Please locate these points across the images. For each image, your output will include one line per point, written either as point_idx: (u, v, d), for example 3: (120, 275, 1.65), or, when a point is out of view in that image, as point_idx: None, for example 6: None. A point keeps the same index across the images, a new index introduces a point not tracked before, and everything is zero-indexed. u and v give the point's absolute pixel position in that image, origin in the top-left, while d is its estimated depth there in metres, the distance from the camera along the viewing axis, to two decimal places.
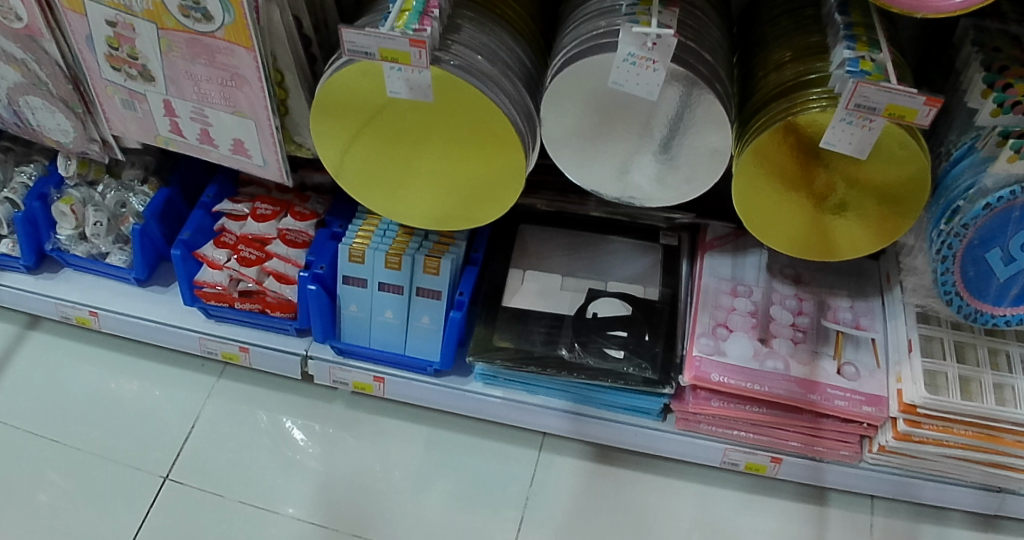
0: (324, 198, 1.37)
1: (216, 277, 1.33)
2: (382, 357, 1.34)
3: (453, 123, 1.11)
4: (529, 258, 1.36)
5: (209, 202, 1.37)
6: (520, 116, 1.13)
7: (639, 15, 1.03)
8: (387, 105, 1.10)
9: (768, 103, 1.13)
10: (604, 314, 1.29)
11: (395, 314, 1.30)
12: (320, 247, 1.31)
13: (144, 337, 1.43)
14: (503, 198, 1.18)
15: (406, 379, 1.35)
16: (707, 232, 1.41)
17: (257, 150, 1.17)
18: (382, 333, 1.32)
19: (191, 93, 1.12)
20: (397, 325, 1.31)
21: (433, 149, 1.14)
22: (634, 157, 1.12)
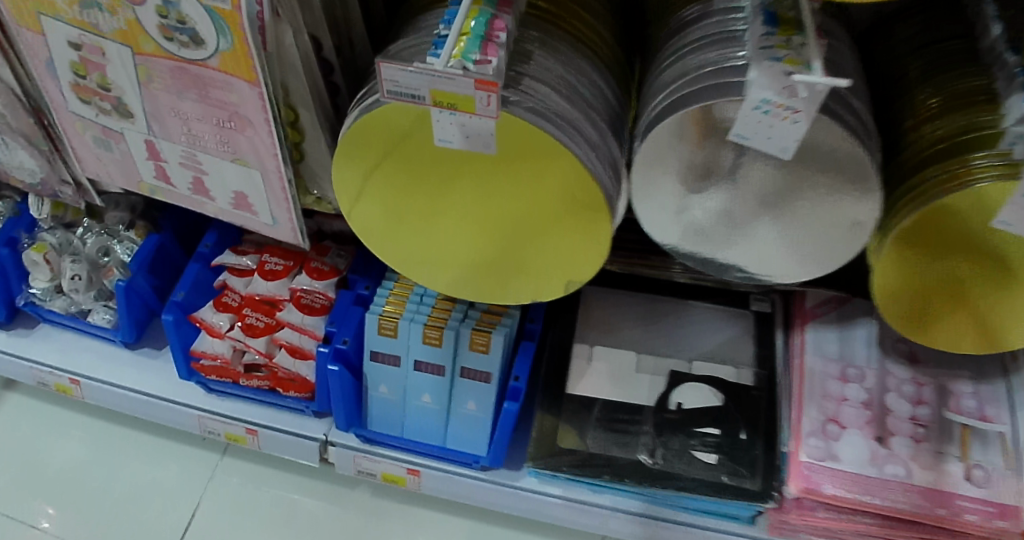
0: (347, 250, 1.14)
1: (217, 347, 1.12)
2: (419, 445, 1.11)
3: (515, 172, 0.83)
4: (596, 330, 1.12)
5: (208, 254, 1.17)
6: (606, 170, 0.84)
7: (779, 49, 0.75)
8: (426, 151, 0.84)
9: (924, 165, 0.87)
10: (690, 405, 1.05)
11: (433, 398, 1.06)
12: (343, 314, 1.07)
13: (131, 409, 1.22)
14: (570, 265, 0.91)
15: (444, 471, 1.12)
16: (805, 299, 1.17)
17: (264, 205, 0.93)
18: (418, 417, 1.09)
19: (179, 134, 0.88)
20: (436, 411, 1.07)
21: (483, 206, 0.87)
22: (754, 236, 0.87)
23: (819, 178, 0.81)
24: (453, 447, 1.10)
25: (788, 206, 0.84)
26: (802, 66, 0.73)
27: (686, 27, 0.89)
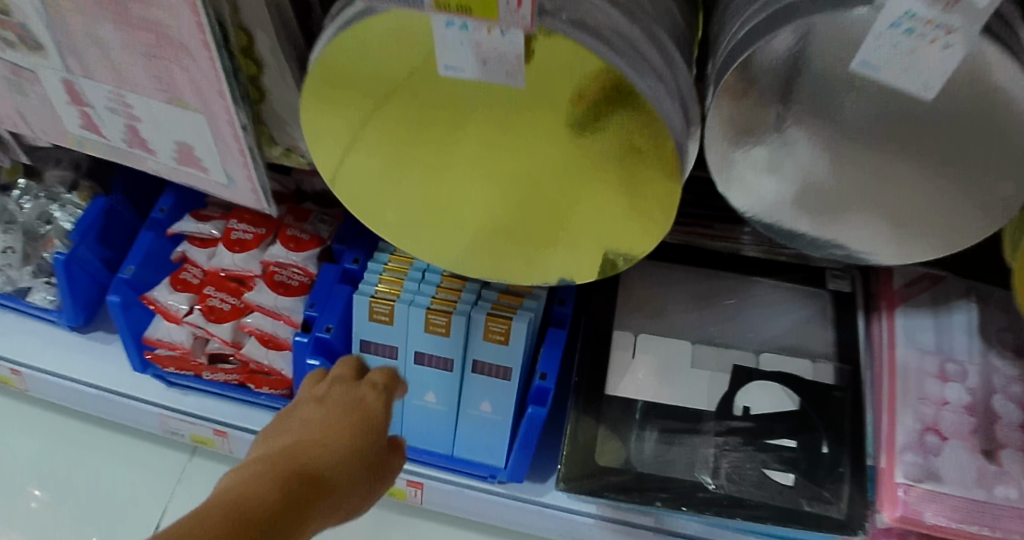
0: (334, 215, 0.94)
1: (174, 336, 0.91)
2: (422, 454, 0.91)
3: (553, 111, 0.60)
4: (639, 314, 0.90)
5: (164, 221, 0.95)
6: (676, 106, 0.60)
7: None
8: (433, 81, 0.61)
9: None
10: (759, 411, 0.85)
11: (439, 398, 0.86)
12: (326, 293, 0.86)
13: (75, 403, 1.05)
14: (626, 233, 0.67)
15: (452, 481, 0.92)
16: (892, 279, 0.94)
17: (215, 161, 0.73)
18: (421, 421, 0.88)
19: (101, 69, 0.69)
20: (444, 414, 0.87)
21: (507, 161, 0.64)
22: (856, 212, 0.59)
23: (938, 138, 0.53)
24: (466, 457, 0.90)
25: (887, 173, 0.56)
26: None
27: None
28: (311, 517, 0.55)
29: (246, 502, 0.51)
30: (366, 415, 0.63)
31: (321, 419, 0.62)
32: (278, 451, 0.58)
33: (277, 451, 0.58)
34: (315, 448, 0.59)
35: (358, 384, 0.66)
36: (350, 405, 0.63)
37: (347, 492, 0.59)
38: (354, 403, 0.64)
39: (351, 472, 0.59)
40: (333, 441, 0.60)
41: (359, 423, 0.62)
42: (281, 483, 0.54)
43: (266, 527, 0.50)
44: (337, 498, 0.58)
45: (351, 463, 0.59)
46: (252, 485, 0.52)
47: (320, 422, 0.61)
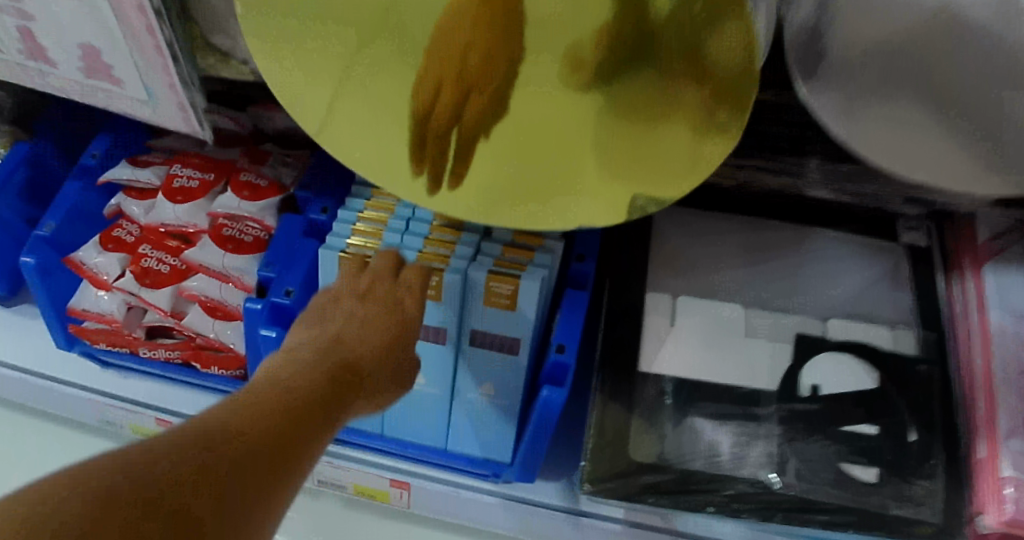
0: (299, 159, 0.77)
1: (105, 304, 0.74)
2: (410, 448, 0.74)
3: (589, 48, 0.47)
4: (677, 274, 0.73)
5: (95, 166, 0.78)
6: None
7: None
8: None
9: None
10: (830, 389, 0.68)
11: (427, 380, 0.69)
12: (287, 249, 0.69)
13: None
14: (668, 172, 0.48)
15: (447, 480, 0.75)
16: (977, 231, 0.75)
17: (129, 67, 0.56)
18: (406, 407, 0.71)
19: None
20: (435, 400, 0.70)
21: (527, 99, 0.50)
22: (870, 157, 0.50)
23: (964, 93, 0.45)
24: (463, 450, 0.73)
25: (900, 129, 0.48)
26: None
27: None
28: (350, 408, 0.53)
29: (300, 392, 0.48)
30: (404, 314, 0.58)
31: (356, 314, 0.57)
32: (318, 345, 0.54)
33: (314, 345, 0.54)
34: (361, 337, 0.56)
35: (396, 267, 0.59)
36: (388, 298, 0.58)
37: (381, 387, 0.56)
38: (392, 299, 0.58)
39: (383, 372, 0.56)
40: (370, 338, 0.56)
41: (396, 322, 0.58)
42: (331, 380, 0.51)
43: (318, 420, 0.48)
44: (366, 396, 0.54)
45: (386, 366, 0.56)
46: (299, 378, 0.49)
47: (359, 320, 0.57)
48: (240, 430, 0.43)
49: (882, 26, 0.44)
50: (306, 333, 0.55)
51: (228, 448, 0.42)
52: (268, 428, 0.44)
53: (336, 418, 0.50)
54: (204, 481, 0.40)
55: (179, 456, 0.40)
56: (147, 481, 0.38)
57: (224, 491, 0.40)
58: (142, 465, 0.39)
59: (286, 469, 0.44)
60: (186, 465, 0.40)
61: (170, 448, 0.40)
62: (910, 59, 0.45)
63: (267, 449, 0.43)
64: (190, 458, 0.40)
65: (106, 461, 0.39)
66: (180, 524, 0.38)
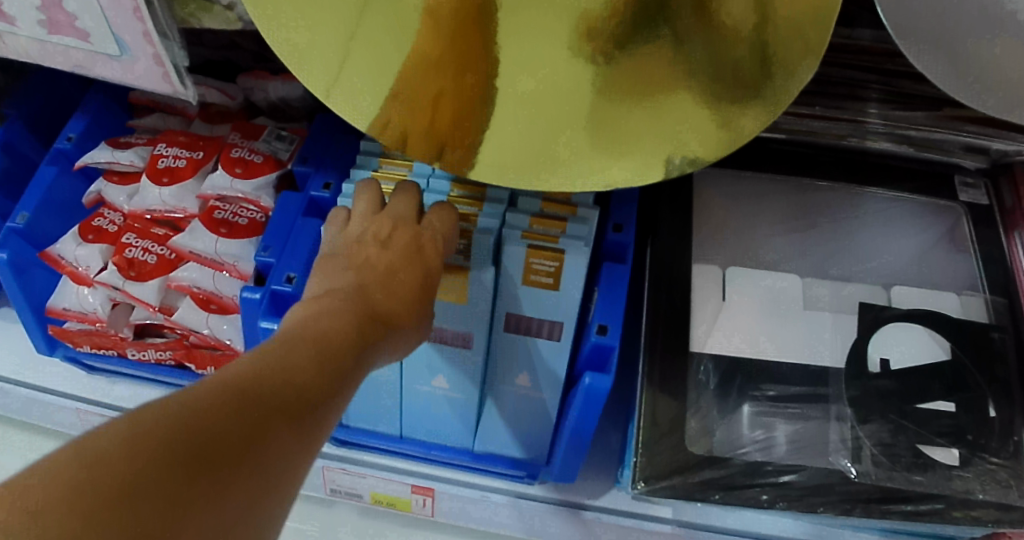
0: (295, 131, 0.69)
1: (85, 301, 0.66)
2: (434, 450, 0.67)
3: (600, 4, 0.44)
4: (722, 244, 0.67)
5: (71, 151, 0.70)
6: None
7: None
8: None
9: None
10: (901, 363, 0.61)
11: (452, 383, 0.62)
12: (287, 229, 0.61)
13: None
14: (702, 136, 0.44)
15: (474, 481, 0.68)
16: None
17: (96, 14, 0.49)
18: (428, 410, 0.64)
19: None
20: (464, 402, 0.63)
21: (531, 75, 0.46)
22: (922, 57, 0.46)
23: None
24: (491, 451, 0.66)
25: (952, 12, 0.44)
26: None
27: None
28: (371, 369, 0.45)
29: (319, 352, 0.41)
30: (428, 259, 0.51)
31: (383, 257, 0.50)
32: (343, 290, 0.48)
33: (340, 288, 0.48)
34: (386, 293, 0.48)
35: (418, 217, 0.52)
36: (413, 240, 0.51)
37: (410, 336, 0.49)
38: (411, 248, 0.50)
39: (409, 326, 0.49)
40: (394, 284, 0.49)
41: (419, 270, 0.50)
42: (362, 326, 0.45)
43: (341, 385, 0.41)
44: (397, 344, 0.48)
45: (416, 317, 0.49)
46: (334, 323, 0.44)
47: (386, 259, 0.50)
48: (269, 383, 0.37)
49: None
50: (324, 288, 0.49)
51: (266, 402, 0.36)
52: (302, 377, 0.39)
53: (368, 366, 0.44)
54: (239, 434, 0.34)
55: (214, 411, 0.34)
56: (185, 440, 0.33)
57: (262, 450, 0.35)
58: (176, 421, 0.33)
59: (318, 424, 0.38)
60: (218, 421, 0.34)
61: (203, 403, 0.34)
62: None
63: (297, 399, 0.38)
64: (226, 414, 0.34)
65: (128, 424, 0.33)
66: (222, 483, 0.33)
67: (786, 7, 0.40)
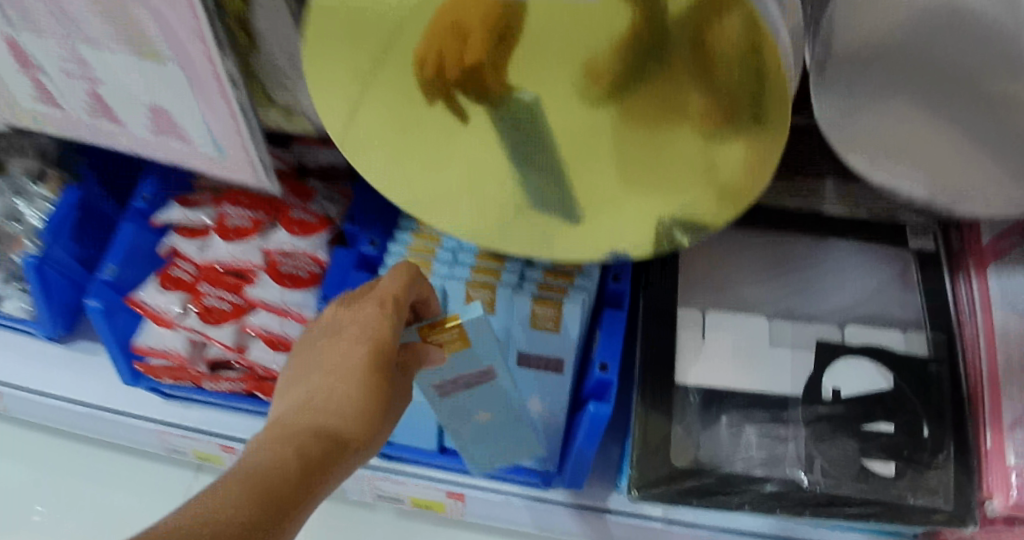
0: (342, 191, 0.82)
1: (166, 341, 0.79)
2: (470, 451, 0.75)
3: (602, 60, 0.49)
4: (705, 288, 0.80)
5: (146, 209, 0.83)
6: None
7: None
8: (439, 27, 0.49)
9: None
10: (851, 393, 0.74)
11: (495, 412, 0.69)
12: (340, 282, 0.75)
13: (47, 417, 0.94)
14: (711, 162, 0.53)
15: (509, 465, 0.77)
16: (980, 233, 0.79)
17: (200, 129, 0.60)
18: (470, 434, 0.72)
19: (44, 12, 0.55)
20: (500, 425, 0.71)
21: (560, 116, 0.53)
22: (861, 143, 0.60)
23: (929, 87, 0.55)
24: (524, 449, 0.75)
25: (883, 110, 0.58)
26: None
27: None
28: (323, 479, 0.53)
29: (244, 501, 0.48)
30: (385, 345, 0.57)
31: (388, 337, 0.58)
32: (297, 413, 0.56)
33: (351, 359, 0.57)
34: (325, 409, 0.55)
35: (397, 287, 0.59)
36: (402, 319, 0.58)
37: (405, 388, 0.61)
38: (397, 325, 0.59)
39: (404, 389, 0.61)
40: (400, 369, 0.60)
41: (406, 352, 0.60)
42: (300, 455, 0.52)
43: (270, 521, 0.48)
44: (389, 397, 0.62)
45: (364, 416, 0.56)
46: (270, 463, 0.51)
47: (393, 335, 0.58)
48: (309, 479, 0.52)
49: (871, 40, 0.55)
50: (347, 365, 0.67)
51: None
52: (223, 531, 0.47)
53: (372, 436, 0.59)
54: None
55: None
56: None
57: None
58: None
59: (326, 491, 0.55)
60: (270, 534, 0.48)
61: None
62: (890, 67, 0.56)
63: None
64: None
65: None
66: None
67: (761, 77, 0.47)
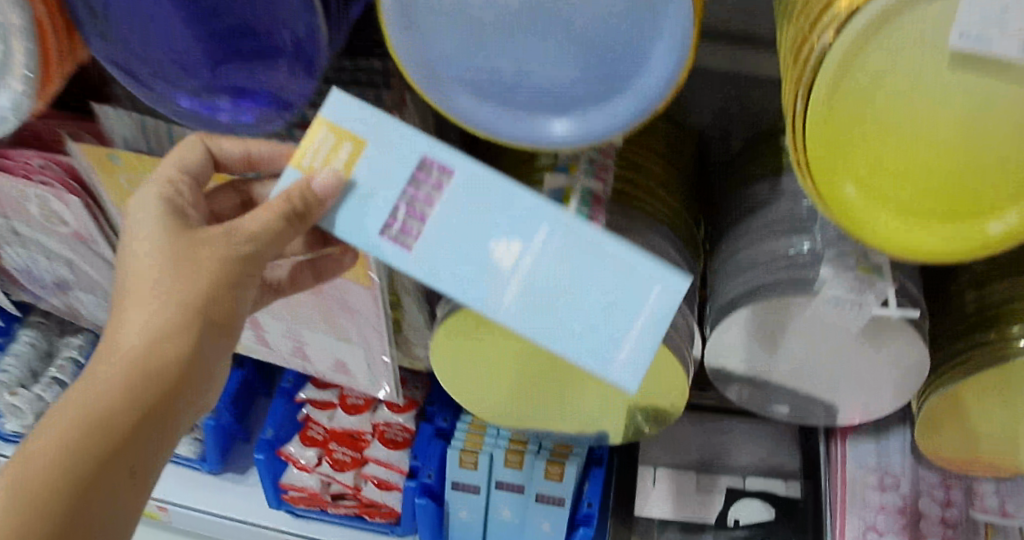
0: (423, 381, 1.24)
1: (305, 480, 1.21)
2: (543, 334, 0.70)
3: None
4: (660, 448, 1.24)
5: (290, 390, 1.26)
6: (679, 333, 0.96)
7: (856, 259, 0.86)
8: (498, 331, 0.97)
9: (962, 342, 0.94)
10: (747, 522, 1.17)
11: (528, 246, 0.71)
12: (425, 446, 1.18)
13: (196, 528, 1.34)
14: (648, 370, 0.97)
15: (632, 335, 0.69)
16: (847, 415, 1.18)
17: (362, 372, 1.14)
18: (521, 300, 0.70)
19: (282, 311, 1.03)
20: (542, 271, 0.70)
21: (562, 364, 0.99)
22: (738, 383, 1.03)
23: None
24: (613, 300, 0.69)
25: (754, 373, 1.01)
26: (872, 271, 0.85)
27: (762, 206, 0.99)
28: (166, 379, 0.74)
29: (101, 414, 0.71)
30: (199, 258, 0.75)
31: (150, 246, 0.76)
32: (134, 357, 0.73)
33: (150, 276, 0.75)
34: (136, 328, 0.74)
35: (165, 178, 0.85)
36: (165, 202, 0.81)
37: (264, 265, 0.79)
38: (193, 191, 0.85)
39: (229, 252, 0.76)
40: (193, 243, 0.76)
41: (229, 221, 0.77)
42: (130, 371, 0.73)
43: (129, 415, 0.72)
44: (253, 286, 0.80)
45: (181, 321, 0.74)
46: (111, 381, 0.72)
47: (147, 253, 0.76)
48: (90, 423, 0.70)
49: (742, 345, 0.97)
50: (311, 221, 0.74)
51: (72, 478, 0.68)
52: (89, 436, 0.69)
53: (199, 326, 0.75)
54: (167, 420, 0.75)
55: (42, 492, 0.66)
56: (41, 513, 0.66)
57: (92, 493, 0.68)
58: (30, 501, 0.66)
59: (197, 382, 0.76)
60: (94, 480, 0.69)
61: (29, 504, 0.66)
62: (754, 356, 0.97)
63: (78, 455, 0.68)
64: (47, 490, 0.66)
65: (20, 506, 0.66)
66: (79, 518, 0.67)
67: None
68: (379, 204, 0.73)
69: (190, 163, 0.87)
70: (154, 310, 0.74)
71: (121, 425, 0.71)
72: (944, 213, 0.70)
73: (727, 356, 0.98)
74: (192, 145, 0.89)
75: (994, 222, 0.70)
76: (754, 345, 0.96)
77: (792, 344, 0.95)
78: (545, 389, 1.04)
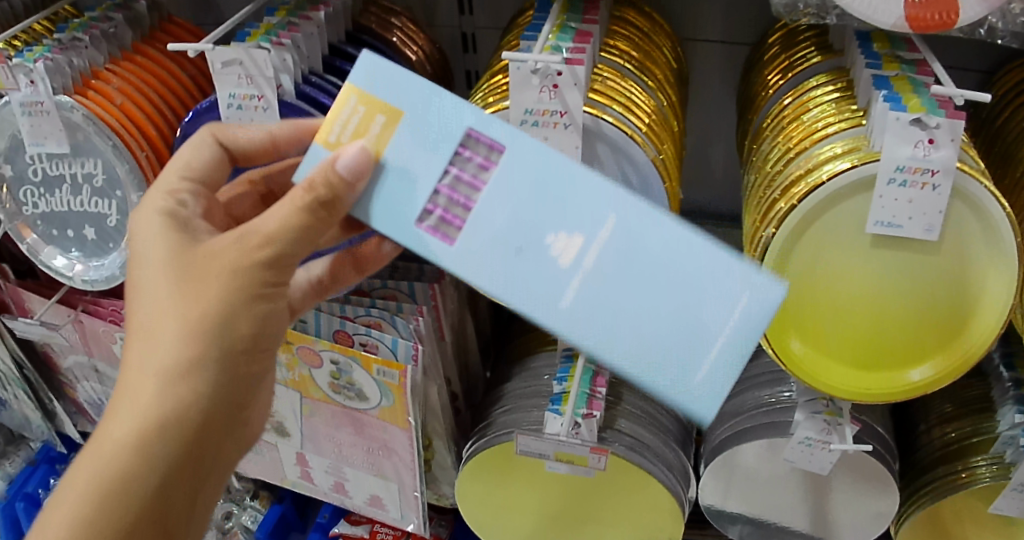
0: (447, 518, 1.35)
1: None
2: (617, 324, 0.73)
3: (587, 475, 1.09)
4: None
5: (326, 524, 1.39)
6: (674, 474, 1.09)
7: (822, 402, 0.98)
8: (518, 465, 1.11)
9: (934, 469, 1.03)
10: None
11: (587, 242, 0.74)
12: None
13: None
14: (652, 506, 1.09)
15: (717, 341, 0.73)
16: None
17: (394, 505, 1.26)
18: (579, 301, 0.74)
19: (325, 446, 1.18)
20: (610, 262, 0.74)
21: (574, 497, 1.12)
22: (737, 529, 1.13)
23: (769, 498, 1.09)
24: (681, 312, 0.73)
25: (749, 518, 1.11)
26: (836, 414, 0.98)
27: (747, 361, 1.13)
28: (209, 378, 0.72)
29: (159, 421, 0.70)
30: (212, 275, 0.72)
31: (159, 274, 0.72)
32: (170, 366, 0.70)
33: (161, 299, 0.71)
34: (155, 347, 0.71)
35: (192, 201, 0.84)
36: (166, 216, 0.76)
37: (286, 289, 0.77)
38: (197, 201, 0.82)
39: (246, 259, 0.72)
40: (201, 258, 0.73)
41: (242, 229, 0.74)
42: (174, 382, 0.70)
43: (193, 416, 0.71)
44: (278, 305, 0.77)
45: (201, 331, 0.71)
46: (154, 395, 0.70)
47: (152, 285, 0.72)
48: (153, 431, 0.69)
49: (735, 491, 1.09)
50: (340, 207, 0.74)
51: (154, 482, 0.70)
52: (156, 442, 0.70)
53: (219, 356, 0.72)
54: (198, 466, 0.73)
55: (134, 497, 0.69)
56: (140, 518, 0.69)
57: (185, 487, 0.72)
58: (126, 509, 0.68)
59: (222, 418, 0.74)
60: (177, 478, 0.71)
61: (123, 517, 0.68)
62: (746, 501, 1.09)
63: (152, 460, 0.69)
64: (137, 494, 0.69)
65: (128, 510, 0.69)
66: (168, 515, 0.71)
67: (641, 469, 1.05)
68: (423, 179, 0.77)
69: (200, 163, 0.85)
70: (166, 346, 0.70)
71: (145, 486, 0.69)
72: (873, 364, 0.88)
73: (723, 501, 1.10)
74: (201, 142, 0.87)
75: (913, 371, 0.88)
76: (743, 487, 1.08)
77: (779, 486, 1.07)
78: (560, 522, 1.16)
